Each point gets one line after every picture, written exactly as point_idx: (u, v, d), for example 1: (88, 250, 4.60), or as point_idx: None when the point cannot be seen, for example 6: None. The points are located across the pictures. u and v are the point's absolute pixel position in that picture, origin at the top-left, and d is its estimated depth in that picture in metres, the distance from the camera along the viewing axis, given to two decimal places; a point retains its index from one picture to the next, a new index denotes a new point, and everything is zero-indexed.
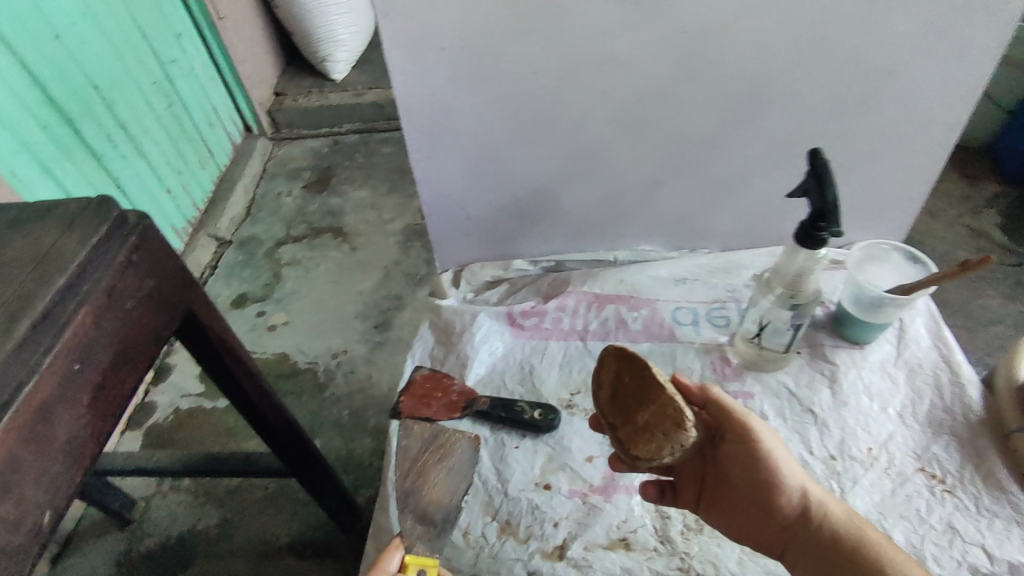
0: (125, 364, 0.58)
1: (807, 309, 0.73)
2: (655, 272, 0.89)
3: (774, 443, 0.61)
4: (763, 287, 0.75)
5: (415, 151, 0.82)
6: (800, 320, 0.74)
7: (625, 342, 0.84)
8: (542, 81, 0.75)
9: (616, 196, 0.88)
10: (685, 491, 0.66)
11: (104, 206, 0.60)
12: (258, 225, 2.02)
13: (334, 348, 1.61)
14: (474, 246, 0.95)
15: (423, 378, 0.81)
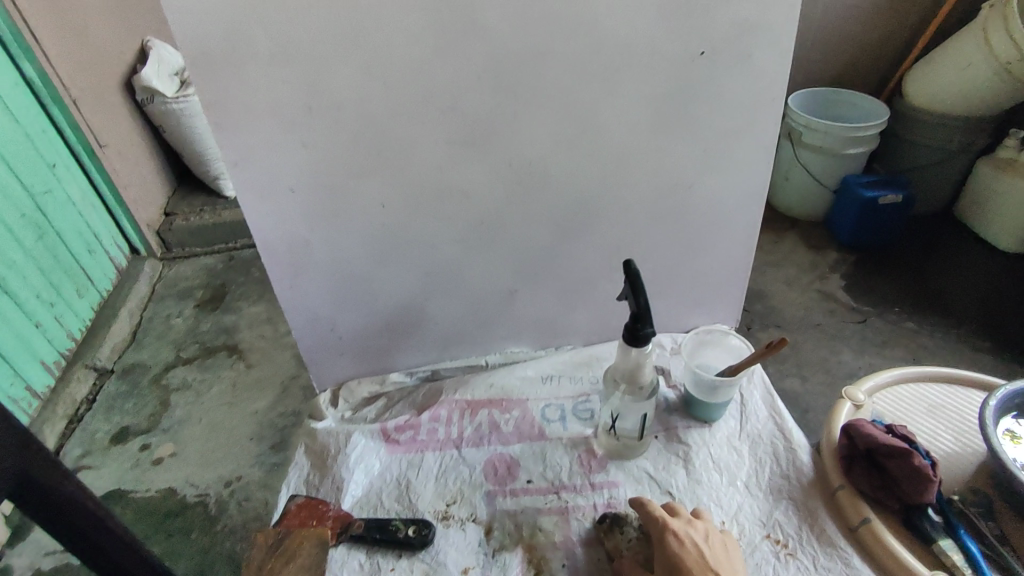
0: None
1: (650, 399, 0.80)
2: (522, 372, 0.96)
3: None
4: (611, 385, 0.81)
5: (278, 282, 0.86)
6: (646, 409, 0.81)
7: (498, 445, 0.87)
8: (391, 213, 0.82)
9: (478, 306, 0.95)
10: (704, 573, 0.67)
11: None
12: (144, 350, 1.94)
13: (227, 475, 1.53)
14: (349, 364, 0.97)
15: (298, 506, 0.80)
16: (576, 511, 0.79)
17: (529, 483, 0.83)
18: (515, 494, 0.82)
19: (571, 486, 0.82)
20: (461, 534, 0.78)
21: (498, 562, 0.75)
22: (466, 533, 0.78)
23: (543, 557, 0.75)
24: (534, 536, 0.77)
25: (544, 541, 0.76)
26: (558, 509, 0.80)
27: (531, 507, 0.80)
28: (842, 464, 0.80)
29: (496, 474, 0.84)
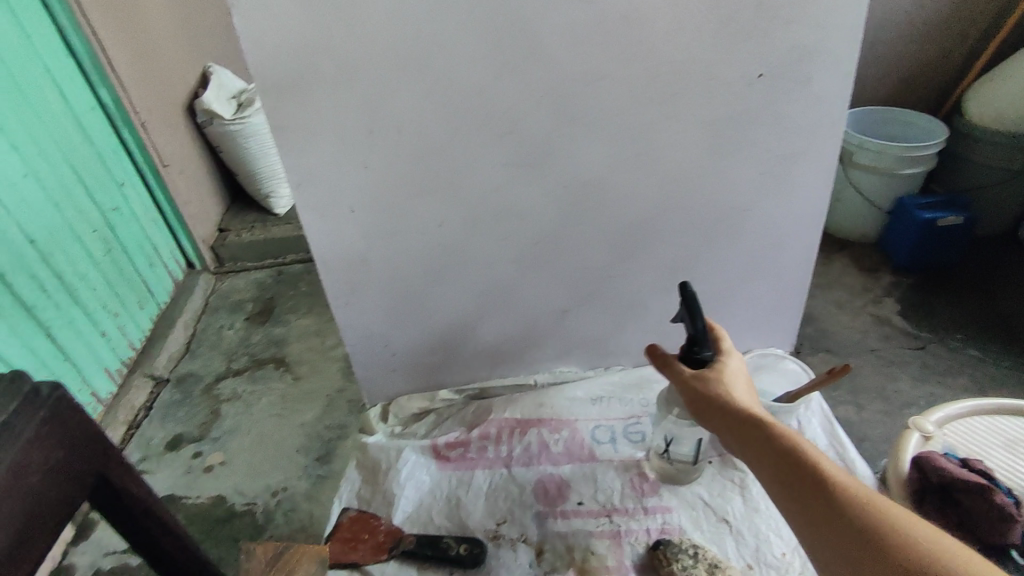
0: (25, 542, 0.59)
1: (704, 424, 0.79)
2: (572, 393, 0.95)
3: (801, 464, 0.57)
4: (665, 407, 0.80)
5: (335, 297, 0.88)
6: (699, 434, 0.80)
7: (548, 465, 0.87)
8: (447, 232, 0.84)
9: (530, 324, 0.95)
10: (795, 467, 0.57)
11: (16, 382, 0.62)
12: (197, 360, 2.00)
13: (274, 485, 1.56)
14: (401, 380, 0.98)
15: (351, 520, 0.82)
16: (629, 535, 0.78)
17: (580, 505, 0.82)
18: (567, 517, 0.81)
19: (623, 510, 0.81)
20: (512, 554, 0.77)
21: None
22: (517, 553, 0.77)
23: None
24: (586, 560, 0.76)
25: (597, 565, 0.75)
26: (610, 533, 0.79)
27: (581, 530, 0.79)
28: (913, 500, 0.77)
29: (547, 494, 0.83)
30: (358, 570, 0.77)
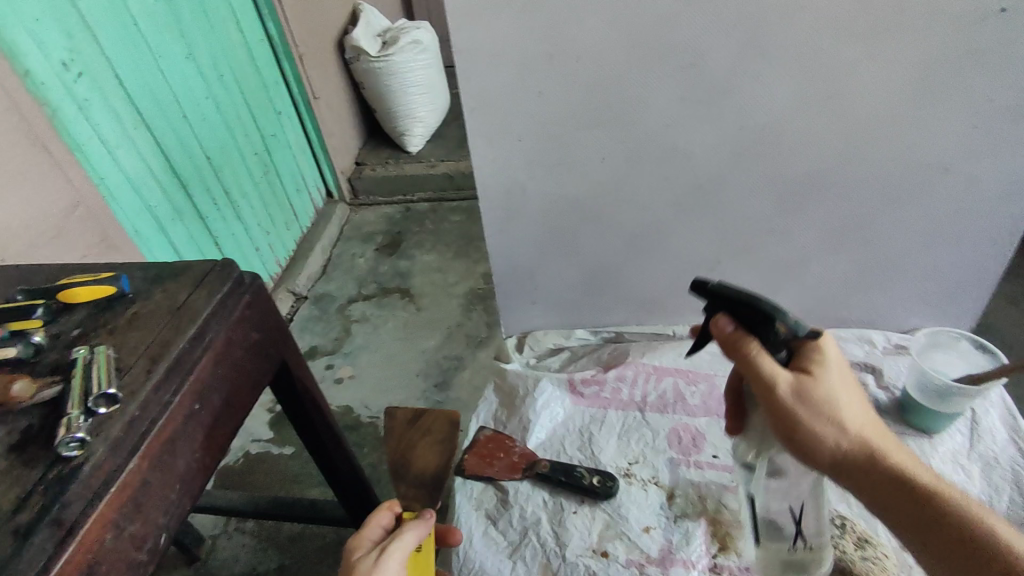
0: (232, 406, 0.66)
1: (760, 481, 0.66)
2: (713, 347, 0.92)
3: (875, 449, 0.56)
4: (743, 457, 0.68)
5: (489, 225, 0.90)
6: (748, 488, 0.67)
7: (683, 415, 0.86)
8: (609, 168, 0.82)
9: (678, 274, 0.92)
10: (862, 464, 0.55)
11: (228, 269, 0.70)
12: (332, 282, 2.16)
13: (396, 403, 1.68)
14: (539, 314, 1.01)
15: (486, 439, 0.86)
16: None
17: (715, 458, 0.81)
18: (700, 467, 0.80)
19: None
20: (643, 493, 0.78)
21: (681, 528, 0.74)
22: (648, 493, 0.78)
23: (728, 534, 0.73)
24: (719, 512, 0.75)
25: (730, 518, 0.75)
26: None
27: (715, 483, 0.78)
28: None
29: (681, 443, 0.83)
30: (493, 484, 0.81)
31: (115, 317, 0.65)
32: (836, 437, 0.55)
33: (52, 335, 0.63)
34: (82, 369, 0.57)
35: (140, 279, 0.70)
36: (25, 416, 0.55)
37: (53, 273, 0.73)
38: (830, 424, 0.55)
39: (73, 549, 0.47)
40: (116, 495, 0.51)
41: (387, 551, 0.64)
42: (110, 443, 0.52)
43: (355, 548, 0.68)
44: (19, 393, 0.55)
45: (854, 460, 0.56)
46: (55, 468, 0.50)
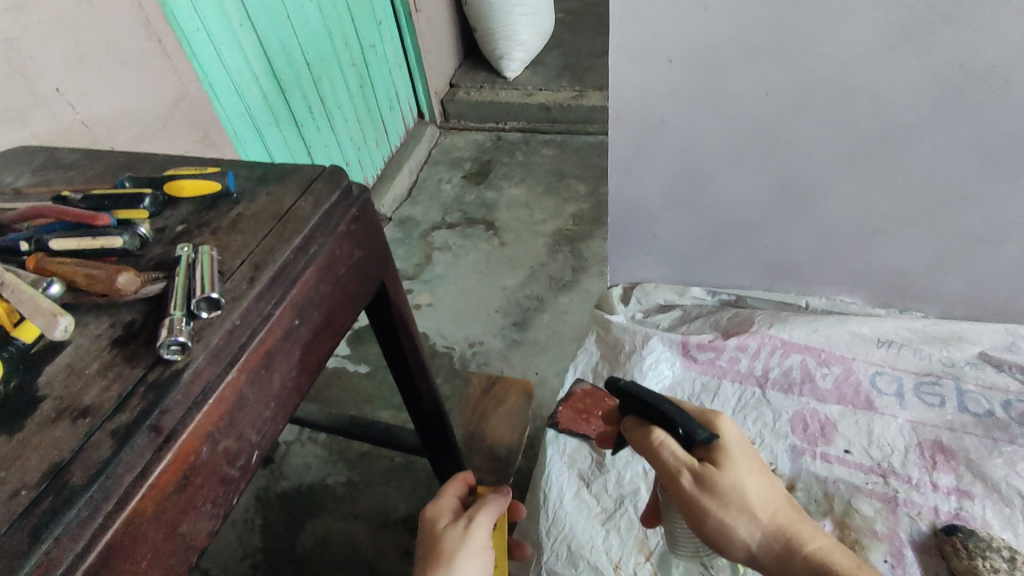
0: (331, 326, 0.62)
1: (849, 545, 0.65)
2: (856, 328, 0.79)
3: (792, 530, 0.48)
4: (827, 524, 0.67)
5: (615, 160, 0.78)
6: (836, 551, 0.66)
7: (811, 399, 0.76)
8: (774, 104, 0.67)
9: (829, 239, 0.79)
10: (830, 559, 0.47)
11: (335, 177, 0.64)
12: (417, 207, 2.11)
13: (472, 337, 1.63)
14: (652, 266, 0.91)
15: (584, 393, 0.81)
16: (910, 506, 0.67)
17: (847, 454, 0.71)
18: (828, 461, 0.71)
19: (904, 476, 0.69)
20: None
21: None
22: None
23: (860, 542, 0.65)
24: (848, 515, 0.67)
25: (861, 524, 0.66)
26: (884, 496, 0.68)
27: (846, 482, 0.69)
28: None
29: (806, 430, 0.74)
30: (588, 442, 0.77)
31: (219, 216, 0.61)
32: (746, 529, 0.48)
33: (156, 229, 0.60)
34: (185, 268, 0.53)
35: (245, 179, 0.65)
36: (128, 310, 0.52)
37: (159, 164, 0.70)
38: (748, 515, 0.48)
39: (171, 458, 0.44)
40: (214, 407, 0.48)
41: (474, 518, 0.62)
42: (211, 351, 0.48)
43: (433, 515, 0.66)
44: (124, 286, 0.51)
45: (770, 552, 0.48)
46: (155, 370, 0.47)
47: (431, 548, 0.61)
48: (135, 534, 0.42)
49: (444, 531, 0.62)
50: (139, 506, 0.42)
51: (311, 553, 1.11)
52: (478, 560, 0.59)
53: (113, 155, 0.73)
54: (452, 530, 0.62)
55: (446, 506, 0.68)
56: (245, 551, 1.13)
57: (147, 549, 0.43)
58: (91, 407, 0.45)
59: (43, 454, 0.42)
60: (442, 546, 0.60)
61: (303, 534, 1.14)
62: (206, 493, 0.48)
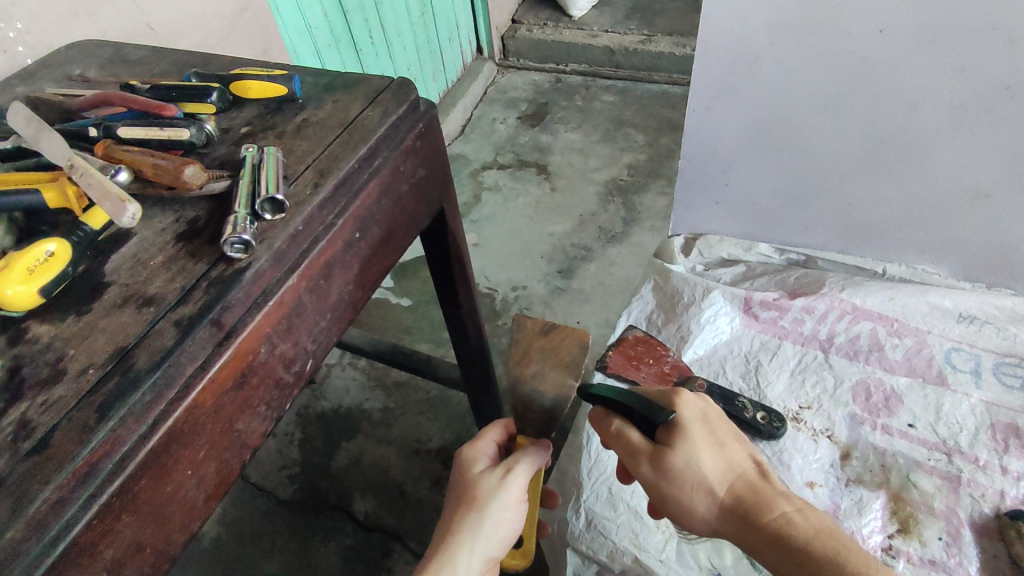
0: (390, 244, 0.60)
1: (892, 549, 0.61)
2: (937, 300, 0.74)
3: (745, 501, 0.51)
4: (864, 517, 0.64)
5: (696, 99, 0.73)
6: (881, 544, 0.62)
7: (877, 369, 0.72)
8: (886, 43, 0.60)
9: (921, 201, 0.73)
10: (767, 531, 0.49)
11: (404, 89, 0.61)
12: (469, 144, 1.95)
13: (516, 281, 1.51)
14: (720, 217, 0.86)
15: (635, 340, 0.78)
16: (973, 487, 0.63)
17: (910, 428, 0.68)
18: (889, 434, 0.67)
19: (971, 457, 0.65)
20: (812, 444, 0.69)
21: (853, 495, 0.65)
22: (818, 446, 0.68)
23: (913, 518, 0.63)
24: (905, 489, 0.64)
25: (919, 499, 0.63)
26: (945, 474, 0.64)
27: (905, 456, 0.66)
28: None
29: (869, 400, 0.70)
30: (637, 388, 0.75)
31: (284, 121, 0.59)
32: (693, 498, 0.52)
33: (221, 129, 0.59)
34: (251, 168, 0.51)
35: (312, 86, 0.63)
36: (193, 207, 0.51)
37: (226, 65, 0.68)
38: (702, 490, 0.51)
39: (230, 355, 0.44)
40: (274, 309, 0.47)
41: (512, 469, 0.61)
42: (273, 254, 0.47)
43: (472, 454, 0.65)
44: (189, 179, 0.51)
45: (725, 524, 0.52)
46: (219, 266, 0.46)
47: (466, 489, 0.60)
48: (195, 423, 0.42)
49: (481, 474, 0.62)
50: (199, 397, 0.42)
51: (346, 470, 1.13)
52: (508, 515, 0.58)
53: (181, 55, 0.71)
54: (489, 475, 0.61)
55: (485, 445, 0.67)
56: (284, 462, 1.15)
57: (205, 441, 0.44)
58: (156, 296, 0.45)
59: (109, 337, 0.43)
60: (477, 489, 0.60)
61: (339, 452, 1.15)
62: (262, 394, 0.48)
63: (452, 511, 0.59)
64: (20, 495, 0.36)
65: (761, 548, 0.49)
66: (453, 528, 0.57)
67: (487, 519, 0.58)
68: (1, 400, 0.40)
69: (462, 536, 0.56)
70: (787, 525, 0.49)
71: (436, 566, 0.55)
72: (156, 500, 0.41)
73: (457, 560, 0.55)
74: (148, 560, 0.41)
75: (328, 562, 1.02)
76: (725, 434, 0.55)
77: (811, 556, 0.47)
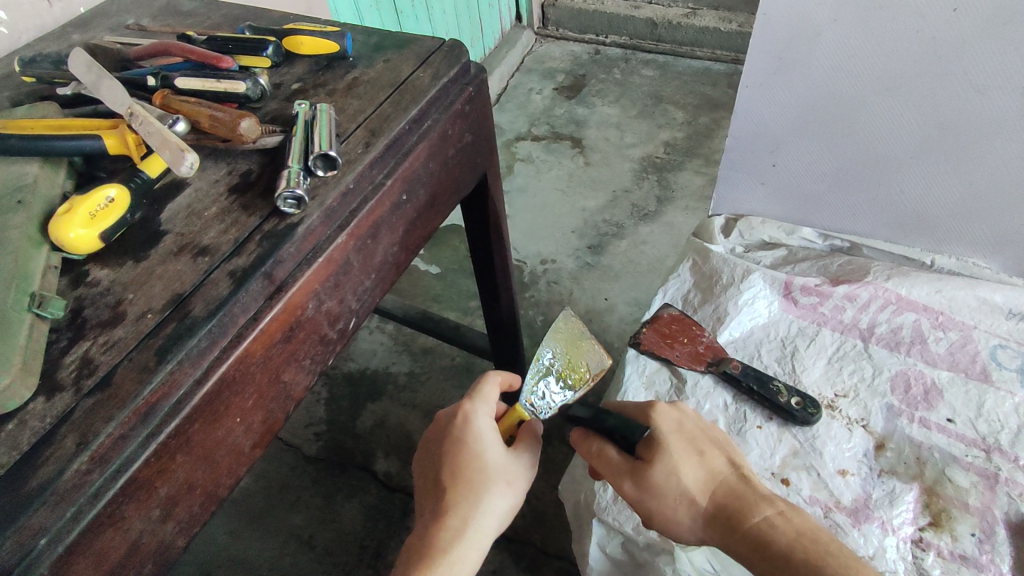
0: (433, 208, 0.60)
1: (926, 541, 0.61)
2: (986, 294, 0.72)
3: (727, 509, 0.52)
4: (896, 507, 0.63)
5: (750, 75, 0.71)
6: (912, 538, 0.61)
7: (918, 361, 0.70)
8: (959, 23, 0.57)
9: (978, 192, 0.70)
10: (751, 540, 0.50)
11: (456, 50, 0.60)
12: (504, 114, 1.92)
13: (545, 254, 1.50)
14: (764, 198, 0.84)
15: (671, 318, 0.78)
16: (1010, 485, 0.62)
17: (948, 422, 0.67)
18: (927, 427, 0.66)
19: (1011, 456, 0.64)
20: (846, 433, 0.68)
21: (885, 485, 0.64)
22: (853, 435, 0.68)
23: (946, 512, 0.62)
24: (939, 484, 0.64)
25: (953, 494, 0.63)
26: (983, 471, 0.63)
27: (942, 450, 0.65)
28: None
29: (908, 392, 0.69)
30: (669, 366, 0.75)
31: (335, 79, 0.59)
32: (677, 508, 0.53)
33: (273, 84, 0.59)
34: (304, 125, 0.51)
35: (363, 44, 0.63)
36: (246, 160, 0.52)
37: (277, 20, 0.68)
38: (684, 500, 0.53)
39: (280, 309, 0.45)
40: (324, 266, 0.48)
41: (524, 451, 0.58)
42: (325, 211, 0.48)
43: (487, 421, 0.57)
44: (245, 133, 0.51)
45: (710, 532, 0.53)
46: (271, 220, 0.47)
47: (491, 469, 0.54)
48: (245, 372, 0.43)
49: (504, 453, 0.56)
50: (250, 347, 0.43)
51: (370, 431, 1.15)
52: (518, 495, 0.56)
53: (232, 8, 0.71)
54: (514, 455, 0.57)
55: (493, 409, 0.59)
56: (310, 420, 1.18)
57: (253, 390, 0.45)
58: (211, 247, 0.46)
59: (165, 284, 0.44)
60: (504, 471, 0.55)
61: (364, 414, 1.18)
62: (307, 349, 0.49)
63: (472, 489, 0.53)
64: (83, 430, 0.37)
65: (744, 555, 0.51)
66: (481, 512, 0.53)
67: (499, 499, 0.54)
68: (64, 339, 0.41)
69: (488, 522, 0.53)
70: (769, 531, 0.50)
71: (459, 551, 0.51)
72: (208, 444, 0.42)
73: (479, 545, 0.52)
74: (197, 501, 0.43)
75: (351, 517, 1.05)
76: (702, 443, 0.56)
77: (794, 560, 0.49)
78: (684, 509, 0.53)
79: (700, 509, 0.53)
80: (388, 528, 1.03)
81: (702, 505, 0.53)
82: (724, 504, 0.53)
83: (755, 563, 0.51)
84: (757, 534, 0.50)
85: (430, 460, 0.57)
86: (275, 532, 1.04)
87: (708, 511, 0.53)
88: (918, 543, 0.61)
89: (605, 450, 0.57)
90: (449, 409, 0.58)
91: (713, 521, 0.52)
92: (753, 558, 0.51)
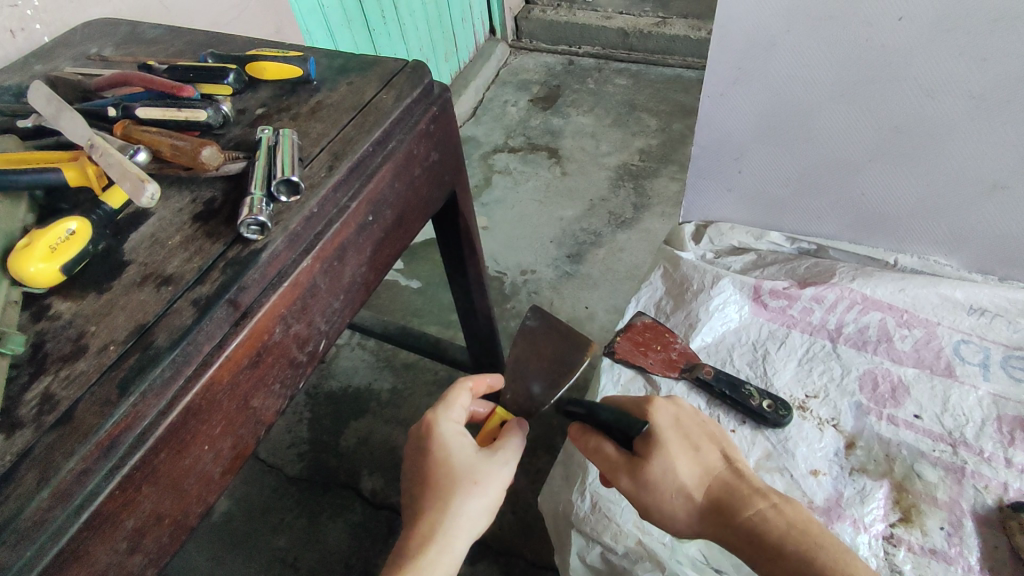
0: (402, 227, 0.60)
1: (898, 538, 0.62)
2: (948, 291, 0.74)
3: (724, 501, 0.52)
4: (868, 504, 0.64)
5: (710, 85, 0.73)
6: (882, 535, 0.62)
7: (885, 359, 0.72)
8: (905, 31, 0.59)
9: (936, 193, 0.72)
10: (744, 536, 0.51)
11: (419, 71, 0.61)
12: (480, 127, 1.93)
13: (524, 265, 1.51)
14: (731, 204, 0.86)
15: (644, 326, 0.79)
16: (977, 478, 0.64)
17: (915, 418, 0.68)
18: (895, 424, 0.68)
19: (976, 449, 0.65)
20: (817, 433, 0.69)
21: (857, 483, 0.66)
22: (824, 435, 0.69)
23: (916, 507, 0.63)
24: (908, 479, 0.65)
25: (921, 489, 0.64)
26: (950, 465, 0.65)
27: (910, 446, 0.67)
28: None
29: (876, 390, 0.71)
30: (643, 374, 0.76)
31: (299, 103, 0.59)
32: (673, 504, 0.53)
33: (236, 111, 0.59)
34: (267, 150, 0.52)
35: (327, 68, 0.63)
36: (209, 188, 0.52)
37: (241, 45, 0.68)
38: (681, 496, 0.53)
39: (246, 335, 0.45)
40: (289, 290, 0.48)
41: (496, 450, 0.57)
42: (289, 236, 0.48)
43: (452, 426, 0.58)
44: (207, 160, 0.51)
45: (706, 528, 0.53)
46: (236, 247, 0.47)
47: (457, 470, 0.54)
48: (212, 400, 0.43)
49: (474, 454, 0.56)
50: (216, 374, 0.43)
51: (354, 449, 1.14)
52: (492, 493, 0.55)
53: (197, 35, 0.71)
54: (484, 454, 0.57)
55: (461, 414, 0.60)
56: (293, 440, 1.17)
57: (221, 417, 0.45)
58: (174, 276, 0.46)
59: (129, 315, 0.44)
60: (473, 471, 0.55)
61: (347, 432, 1.17)
62: (276, 373, 0.49)
63: (439, 493, 0.53)
64: (44, 466, 0.37)
65: (741, 547, 0.51)
66: (450, 515, 0.52)
67: (467, 499, 0.53)
68: (25, 375, 0.41)
69: (460, 525, 0.53)
70: (762, 524, 0.50)
71: (429, 557, 0.51)
72: (175, 472, 0.42)
73: (452, 548, 0.52)
74: (166, 531, 0.43)
75: (337, 537, 1.04)
76: (700, 438, 0.57)
77: (786, 552, 0.49)
78: (679, 504, 0.53)
79: (696, 505, 0.53)
80: (374, 547, 1.03)
81: (699, 501, 0.53)
82: (719, 498, 0.53)
83: (752, 556, 0.51)
84: (750, 527, 0.50)
85: (407, 474, 0.58)
86: (260, 555, 1.02)
87: (704, 508, 0.53)
88: (888, 540, 0.62)
89: (604, 448, 0.57)
90: (417, 422, 0.60)
91: (709, 518, 0.53)
92: (750, 552, 0.51)
